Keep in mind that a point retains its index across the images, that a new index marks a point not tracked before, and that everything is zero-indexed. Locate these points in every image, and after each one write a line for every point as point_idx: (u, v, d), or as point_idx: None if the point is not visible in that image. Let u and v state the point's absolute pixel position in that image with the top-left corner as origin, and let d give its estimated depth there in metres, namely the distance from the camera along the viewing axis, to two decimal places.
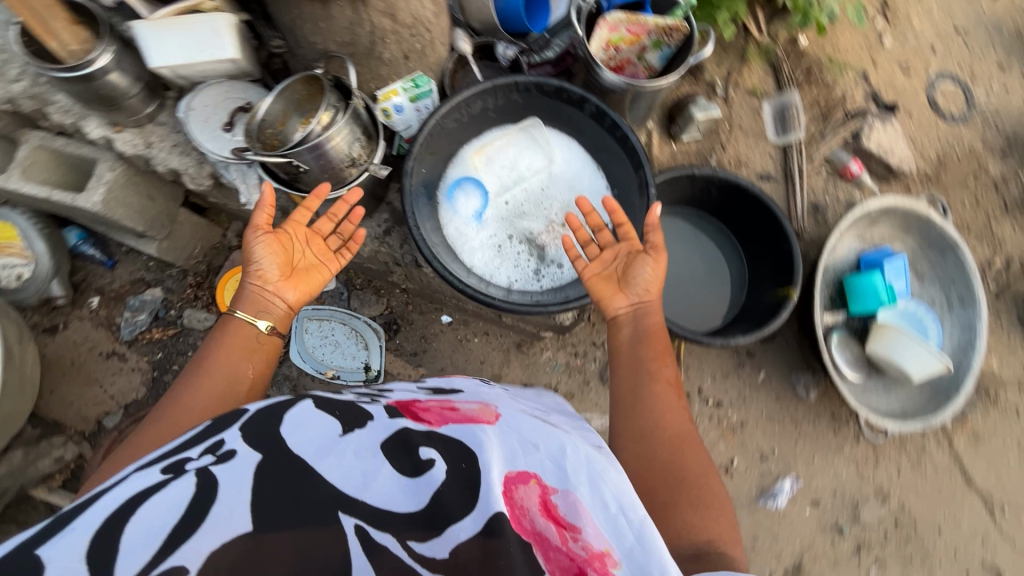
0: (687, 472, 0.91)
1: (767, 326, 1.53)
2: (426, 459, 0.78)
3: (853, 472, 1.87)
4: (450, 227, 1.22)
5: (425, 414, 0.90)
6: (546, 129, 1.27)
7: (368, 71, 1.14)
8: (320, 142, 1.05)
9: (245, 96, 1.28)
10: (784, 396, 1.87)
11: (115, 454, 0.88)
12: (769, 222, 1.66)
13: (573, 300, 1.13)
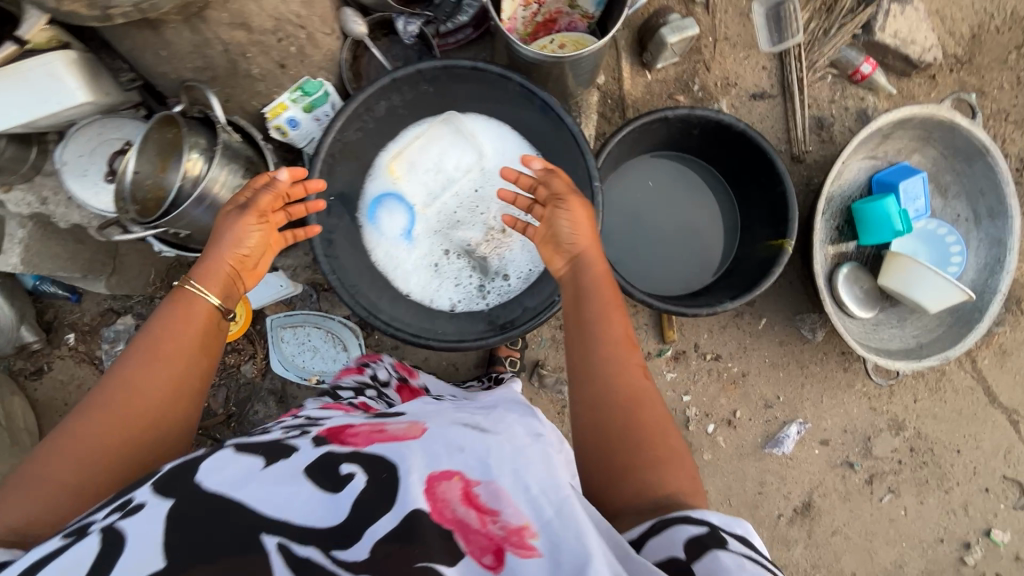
0: (643, 430, 0.83)
1: (759, 287, 1.38)
2: (345, 474, 0.73)
3: (865, 406, 1.79)
4: (381, 251, 1.19)
5: (350, 437, 0.80)
6: (467, 121, 1.18)
7: (242, 91, 1.09)
8: (202, 192, 1.05)
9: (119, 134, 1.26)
10: (789, 340, 1.76)
11: (37, 455, 0.76)
12: (759, 161, 1.45)
13: (513, 327, 1.05)
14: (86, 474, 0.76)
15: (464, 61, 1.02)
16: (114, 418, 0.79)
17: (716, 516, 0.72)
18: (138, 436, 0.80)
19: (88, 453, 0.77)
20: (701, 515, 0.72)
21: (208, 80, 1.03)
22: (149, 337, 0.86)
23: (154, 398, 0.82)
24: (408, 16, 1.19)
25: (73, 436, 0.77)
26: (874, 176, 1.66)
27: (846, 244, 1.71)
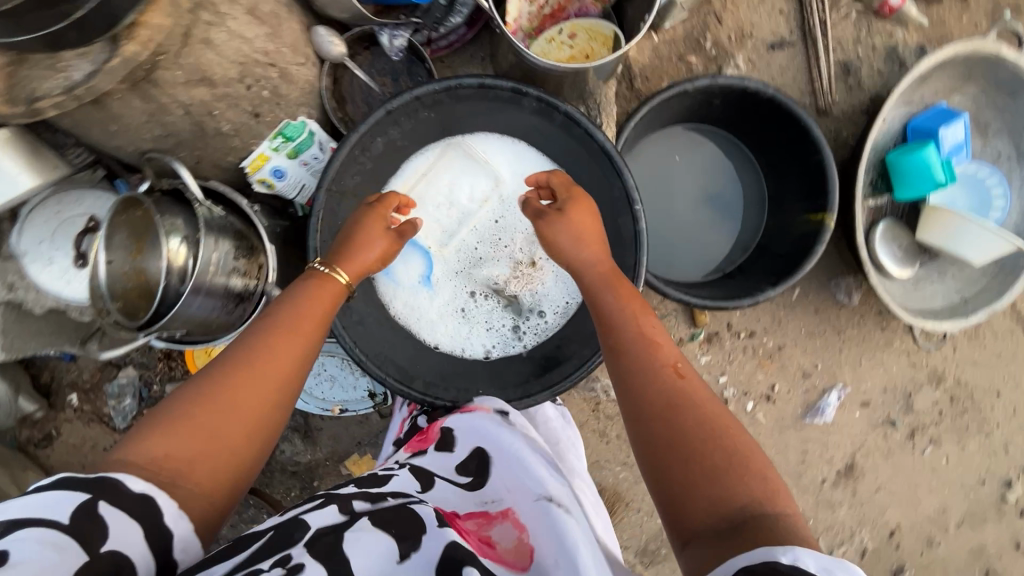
0: (707, 433, 0.76)
1: (801, 269, 1.28)
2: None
3: (904, 362, 1.74)
4: (401, 301, 1.09)
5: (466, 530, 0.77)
6: (473, 147, 1.09)
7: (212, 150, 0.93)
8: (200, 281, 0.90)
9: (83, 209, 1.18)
10: (824, 307, 1.68)
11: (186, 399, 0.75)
12: (791, 128, 1.32)
13: (559, 380, 0.97)
14: (221, 429, 0.73)
15: (471, 79, 0.89)
16: (254, 379, 0.78)
17: (812, 560, 0.59)
18: (270, 398, 0.78)
19: (225, 403, 0.74)
20: (794, 559, 0.60)
21: (169, 147, 0.89)
22: (285, 308, 0.85)
23: (287, 363, 0.81)
24: (392, 28, 1.04)
25: (215, 384, 0.76)
26: (910, 124, 1.52)
27: (880, 199, 1.59)
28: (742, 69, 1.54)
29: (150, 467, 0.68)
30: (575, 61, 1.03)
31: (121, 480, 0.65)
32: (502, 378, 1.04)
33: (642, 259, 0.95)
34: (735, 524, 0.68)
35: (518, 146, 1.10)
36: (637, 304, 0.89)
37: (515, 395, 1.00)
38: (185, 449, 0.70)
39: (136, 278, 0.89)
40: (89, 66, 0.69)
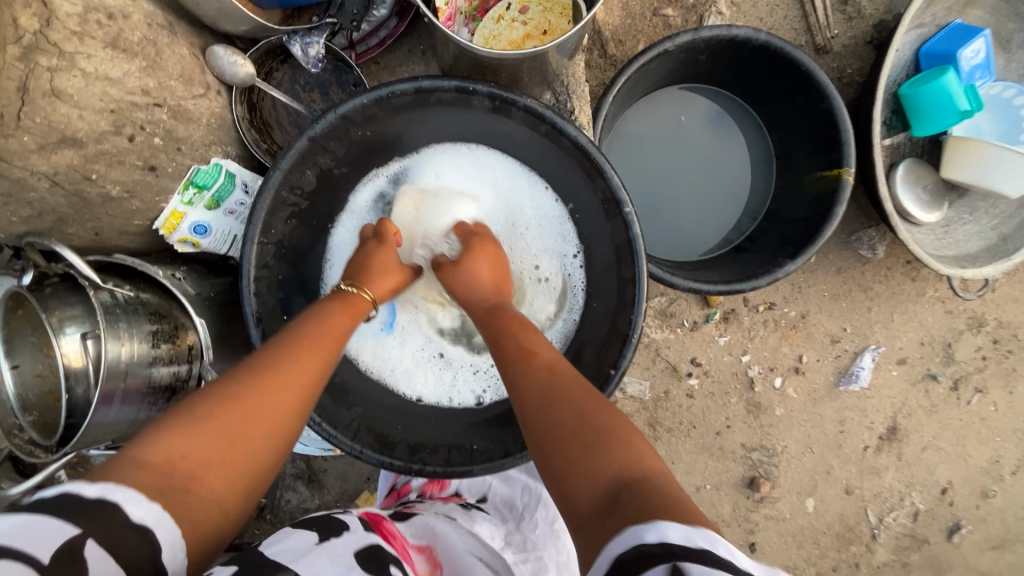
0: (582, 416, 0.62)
1: (820, 238, 1.13)
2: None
3: (939, 311, 1.60)
4: (370, 351, 0.96)
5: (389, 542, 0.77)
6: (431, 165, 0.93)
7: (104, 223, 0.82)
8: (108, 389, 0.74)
9: None
10: (846, 265, 1.56)
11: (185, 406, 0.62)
12: (791, 75, 1.15)
13: None
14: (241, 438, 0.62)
15: (403, 85, 0.72)
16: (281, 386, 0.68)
17: (677, 530, 0.48)
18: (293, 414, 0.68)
19: (249, 409, 0.64)
20: (659, 536, 0.48)
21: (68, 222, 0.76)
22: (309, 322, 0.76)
23: (312, 377, 0.71)
24: (304, 34, 0.89)
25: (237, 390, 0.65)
26: (921, 50, 1.36)
27: (897, 139, 1.43)
28: (726, 15, 1.35)
29: (155, 467, 0.55)
30: (530, 40, 0.88)
31: (122, 498, 0.50)
32: (500, 423, 0.91)
33: (639, 272, 0.78)
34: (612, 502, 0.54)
35: (490, 155, 0.93)
36: (515, 321, 0.79)
37: (517, 448, 0.84)
38: (204, 453, 0.58)
39: (44, 378, 0.79)
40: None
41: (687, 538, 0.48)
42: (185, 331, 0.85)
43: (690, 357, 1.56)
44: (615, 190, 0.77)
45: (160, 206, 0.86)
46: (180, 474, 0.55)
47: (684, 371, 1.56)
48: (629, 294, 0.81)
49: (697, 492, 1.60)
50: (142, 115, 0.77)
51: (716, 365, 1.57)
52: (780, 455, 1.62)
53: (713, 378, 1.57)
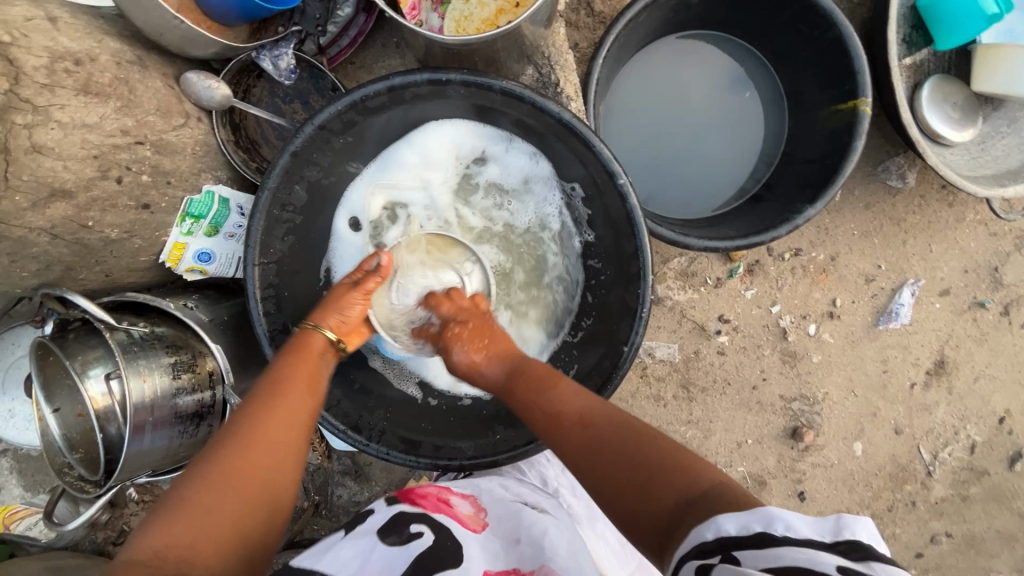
0: (637, 468, 0.59)
1: (839, 181, 1.06)
2: (412, 534, 0.66)
3: (982, 235, 1.51)
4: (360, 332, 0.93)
5: (422, 501, 0.76)
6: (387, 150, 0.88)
7: (115, 264, 0.74)
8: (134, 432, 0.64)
9: None
10: (874, 198, 1.47)
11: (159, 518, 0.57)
12: (794, 5, 1.07)
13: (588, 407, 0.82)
14: (240, 504, 0.59)
15: (375, 85, 0.70)
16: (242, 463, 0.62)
17: (732, 521, 0.47)
18: (290, 454, 0.66)
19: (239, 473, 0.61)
20: (716, 530, 0.48)
21: None
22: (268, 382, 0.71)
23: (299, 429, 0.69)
24: (272, 46, 0.84)
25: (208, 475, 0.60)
26: None
27: (920, 56, 1.32)
28: None
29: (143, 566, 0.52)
30: (504, 17, 0.78)
31: None
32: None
33: (641, 244, 0.76)
34: (681, 514, 0.53)
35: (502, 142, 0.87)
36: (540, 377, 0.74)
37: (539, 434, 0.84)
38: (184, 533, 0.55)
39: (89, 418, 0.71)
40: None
41: (817, 533, 0.45)
42: (204, 358, 0.72)
43: (717, 315, 1.52)
44: (606, 163, 0.74)
45: (162, 239, 0.76)
46: (176, 566, 0.52)
47: (712, 329, 1.52)
48: (634, 266, 0.78)
49: (740, 448, 1.58)
50: (126, 155, 0.68)
51: (745, 319, 1.52)
52: (822, 403, 1.58)
53: (743, 333, 1.53)
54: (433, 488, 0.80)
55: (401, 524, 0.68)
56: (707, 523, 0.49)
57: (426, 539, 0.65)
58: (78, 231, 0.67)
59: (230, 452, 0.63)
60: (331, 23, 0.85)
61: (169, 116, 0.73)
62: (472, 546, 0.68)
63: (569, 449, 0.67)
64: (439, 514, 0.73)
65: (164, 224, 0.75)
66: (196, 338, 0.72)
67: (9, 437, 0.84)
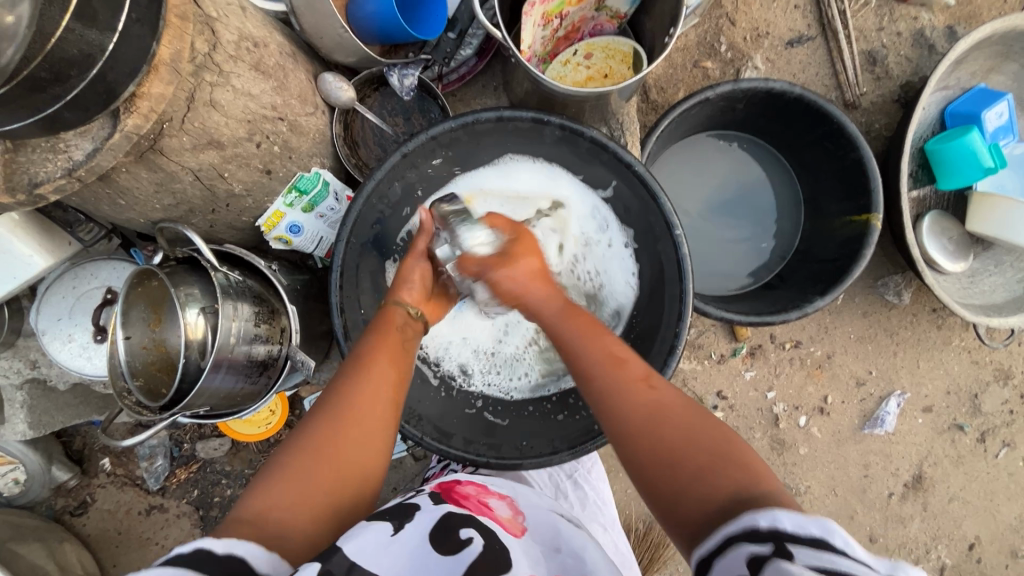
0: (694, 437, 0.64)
1: (849, 278, 1.19)
2: (463, 538, 0.69)
3: (966, 361, 1.62)
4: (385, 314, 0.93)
5: (466, 501, 0.80)
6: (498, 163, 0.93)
7: (218, 218, 0.79)
8: (215, 362, 0.69)
9: (102, 279, 0.94)
10: (873, 308, 1.59)
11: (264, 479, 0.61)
12: (826, 126, 1.24)
13: None
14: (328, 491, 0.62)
15: (487, 113, 0.82)
16: (340, 446, 0.65)
17: (790, 518, 0.51)
18: (379, 436, 0.68)
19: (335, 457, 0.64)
20: (771, 521, 0.51)
21: None
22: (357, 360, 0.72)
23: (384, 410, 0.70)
24: (402, 66, 0.90)
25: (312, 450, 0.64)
26: (946, 110, 1.44)
27: (924, 191, 1.49)
28: (761, 70, 1.46)
29: (249, 523, 0.56)
30: (592, 83, 0.93)
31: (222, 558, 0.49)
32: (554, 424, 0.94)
33: (685, 289, 0.85)
34: (729, 507, 0.57)
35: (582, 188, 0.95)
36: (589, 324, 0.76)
37: (565, 447, 0.89)
38: (290, 504, 0.59)
39: (159, 351, 0.77)
40: (88, 143, 0.55)
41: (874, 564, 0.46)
42: (278, 315, 0.79)
43: (716, 390, 1.59)
44: (667, 215, 0.85)
45: (266, 204, 0.82)
46: (271, 532, 0.56)
47: (709, 403, 1.59)
48: (675, 308, 0.87)
49: None
50: (269, 127, 0.73)
51: (741, 399, 1.59)
52: (803, 495, 1.63)
53: (738, 412, 1.59)
54: (474, 490, 0.84)
55: (452, 526, 0.71)
56: (765, 512, 0.52)
57: (477, 543, 0.69)
58: (214, 179, 0.72)
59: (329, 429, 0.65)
60: (453, 60, 0.96)
61: (305, 103, 0.80)
62: (518, 550, 0.71)
63: (620, 401, 0.68)
64: (483, 515, 0.77)
65: (271, 192, 0.81)
66: (274, 296, 0.80)
67: (62, 359, 0.92)
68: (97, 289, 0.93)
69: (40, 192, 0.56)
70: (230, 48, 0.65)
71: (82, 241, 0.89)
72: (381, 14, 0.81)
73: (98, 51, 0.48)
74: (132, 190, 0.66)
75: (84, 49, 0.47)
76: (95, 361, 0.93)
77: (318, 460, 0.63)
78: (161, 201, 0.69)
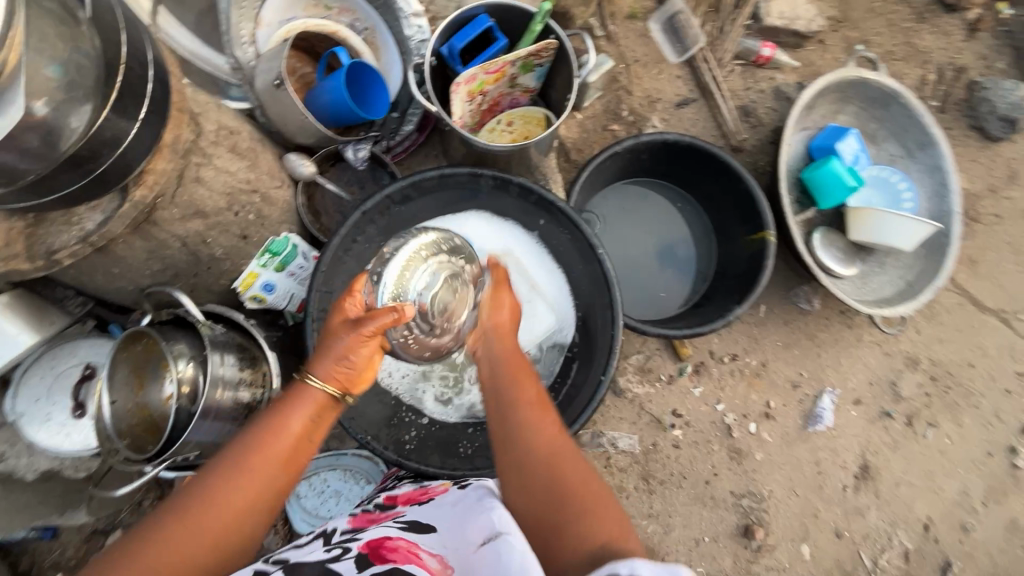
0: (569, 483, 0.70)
1: (758, 284, 1.39)
2: None
3: (879, 353, 1.84)
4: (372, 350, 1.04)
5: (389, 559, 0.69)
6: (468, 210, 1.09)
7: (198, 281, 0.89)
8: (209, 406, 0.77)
9: (81, 355, 1.04)
10: (792, 316, 1.79)
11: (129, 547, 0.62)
12: (716, 164, 1.48)
13: (577, 420, 0.98)
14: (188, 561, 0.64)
15: (430, 171, 0.97)
16: (211, 515, 0.66)
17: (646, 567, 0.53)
18: (251, 517, 0.68)
19: (206, 522, 0.65)
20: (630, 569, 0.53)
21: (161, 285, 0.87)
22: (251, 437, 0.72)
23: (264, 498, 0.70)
24: (355, 141, 1.05)
25: (183, 520, 0.65)
26: (811, 145, 1.74)
27: (809, 213, 1.76)
28: (658, 127, 1.74)
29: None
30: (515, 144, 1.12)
31: None
32: None
33: (614, 297, 1.00)
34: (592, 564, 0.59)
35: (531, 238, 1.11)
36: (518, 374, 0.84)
37: None
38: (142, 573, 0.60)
39: (141, 415, 0.81)
40: (100, 214, 0.68)
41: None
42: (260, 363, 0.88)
43: (671, 409, 1.71)
44: (589, 239, 1.01)
45: (242, 267, 0.92)
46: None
47: (667, 423, 1.70)
48: (608, 315, 1.01)
49: (698, 545, 1.67)
50: (245, 199, 0.86)
51: (695, 415, 1.71)
52: (768, 500, 1.72)
53: (694, 427, 1.71)
54: (405, 541, 0.72)
55: None
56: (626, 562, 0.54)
57: None
58: (199, 245, 0.83)
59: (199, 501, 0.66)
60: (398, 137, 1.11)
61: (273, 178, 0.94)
62: None
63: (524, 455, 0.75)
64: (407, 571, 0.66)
65: (247, 257, 0.93)
66: (259, 347, 0.89)
67: (39, 437, 1.00)
68: (75, 365, 1.03)
69: (56, 257, 0.67)
70: (211, 136, 0.78)
71: (73, 313, 1.03)
72: (334, 102, 0.98)
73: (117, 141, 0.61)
74: (125, 258, 0.77)
75: (115, 132, 0.62)
76: (74, 437, 1.02)
77: (188, 524, 0.65)
78: (151, 267, 0.80)
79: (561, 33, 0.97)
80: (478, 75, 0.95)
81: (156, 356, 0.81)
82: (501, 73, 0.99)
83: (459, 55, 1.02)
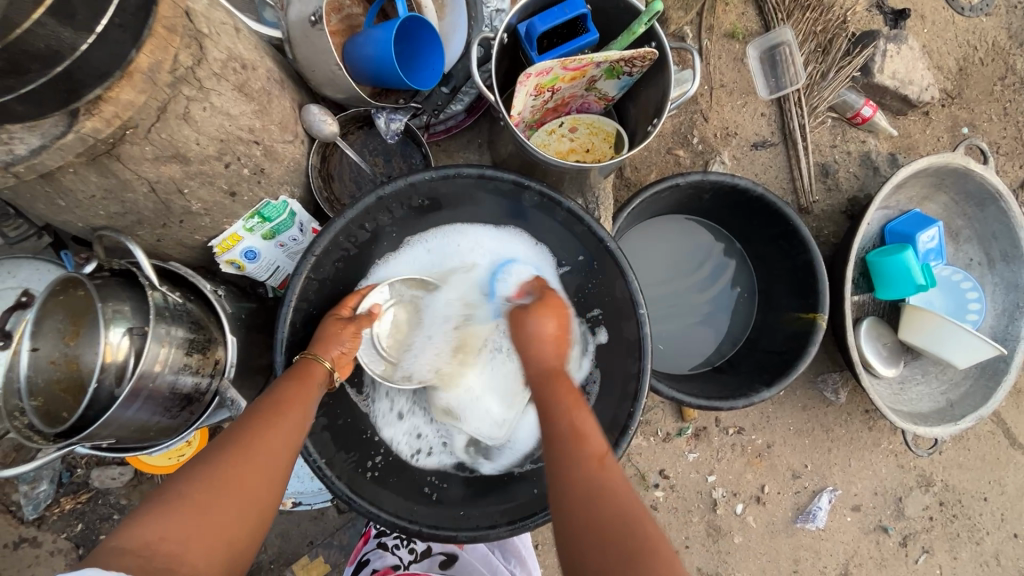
0: (587, 466, 0.68)
1: (794, 371, 1.24)
2: None
3: (893, 464, 1.69)
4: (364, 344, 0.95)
5: None
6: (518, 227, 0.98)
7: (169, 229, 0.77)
8: (141, 384, 0.70)
9: (20, 281, 0.97)
10: (812, 403, 1.64)
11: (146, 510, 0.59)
12: (781, 226, 1.32)
13: None
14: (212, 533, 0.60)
15: (469, 169, 0.82)
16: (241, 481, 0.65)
17: None
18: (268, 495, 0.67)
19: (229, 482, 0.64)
20: None
21: (125, 226, 0.74)
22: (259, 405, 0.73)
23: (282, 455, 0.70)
24: (391, 110, 0.90)
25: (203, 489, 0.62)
26: (887, 227, 1.57)
27: (863, 297, 1.60)
28: (727, 165, 1.57)
29: (133, 552, 0.55)
30: (573, 156, 0.96)
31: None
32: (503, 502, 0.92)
33: (643, 368, 0.86)
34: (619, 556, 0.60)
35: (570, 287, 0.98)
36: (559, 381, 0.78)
37: (503, 522, 0.88)
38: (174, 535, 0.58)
39: (64, 377, 0.74)
40: (37, 140, 0.55)
41: None
42: (215, 346, 0.83)
43: (658, 469, 1.57)
44: (632, 293, 0.87)
45: (223, 227, 0.83)
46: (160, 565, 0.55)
47: (651, 481, 1.57)
48: (631, 386, 0.88)
49: None
50: (242, 148, 0.74)
51: (682, 480, 1.58)
52: None
53: (678, 493, 1.58)
54: None
55: None
56: None
57: None
58: (172, 194, 0.72)
59: (224, 461, 0.66)
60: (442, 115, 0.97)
61: (284, 131, 0.81)
62: None
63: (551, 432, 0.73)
64: None
65: (233, 213, 0.81)
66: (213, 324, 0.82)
67: None
68: (12, 289, 0.97)
69: None
70: (216, 66, 0.66)
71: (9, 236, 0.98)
72: (377, 58, 0.82)
73: (67, 51, 0.48)
74: (74, 193, 0.65)
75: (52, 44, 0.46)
76: None
77: (221, 486, 0.63)
78: (107, 208, 0.69)
79: (666, 45, 0.80)
80: (554, 69, 0.79)
81: (89, 313, 0.73)
82: (581, 73, 0.83)
83: (538, 39, 0.85)
